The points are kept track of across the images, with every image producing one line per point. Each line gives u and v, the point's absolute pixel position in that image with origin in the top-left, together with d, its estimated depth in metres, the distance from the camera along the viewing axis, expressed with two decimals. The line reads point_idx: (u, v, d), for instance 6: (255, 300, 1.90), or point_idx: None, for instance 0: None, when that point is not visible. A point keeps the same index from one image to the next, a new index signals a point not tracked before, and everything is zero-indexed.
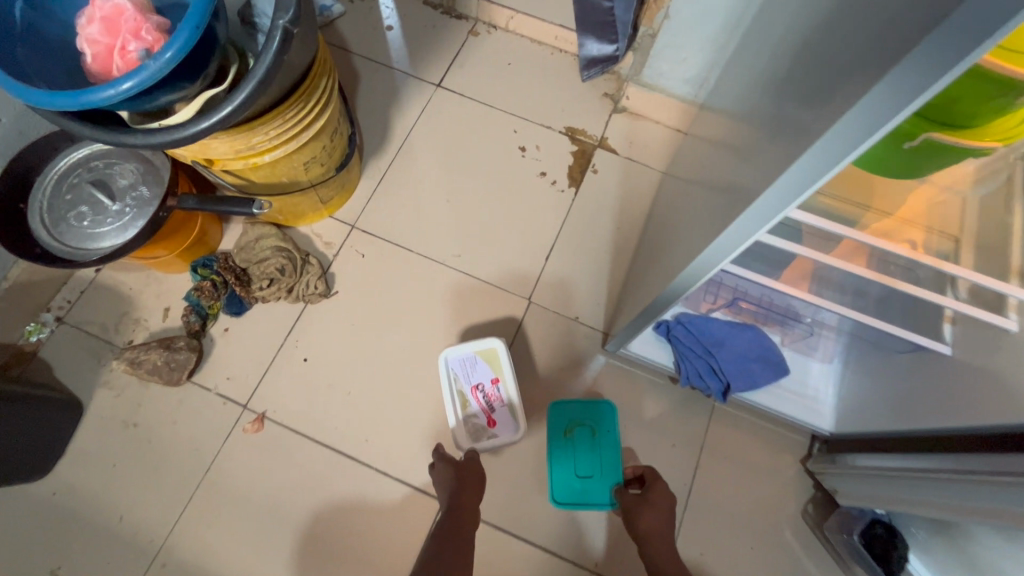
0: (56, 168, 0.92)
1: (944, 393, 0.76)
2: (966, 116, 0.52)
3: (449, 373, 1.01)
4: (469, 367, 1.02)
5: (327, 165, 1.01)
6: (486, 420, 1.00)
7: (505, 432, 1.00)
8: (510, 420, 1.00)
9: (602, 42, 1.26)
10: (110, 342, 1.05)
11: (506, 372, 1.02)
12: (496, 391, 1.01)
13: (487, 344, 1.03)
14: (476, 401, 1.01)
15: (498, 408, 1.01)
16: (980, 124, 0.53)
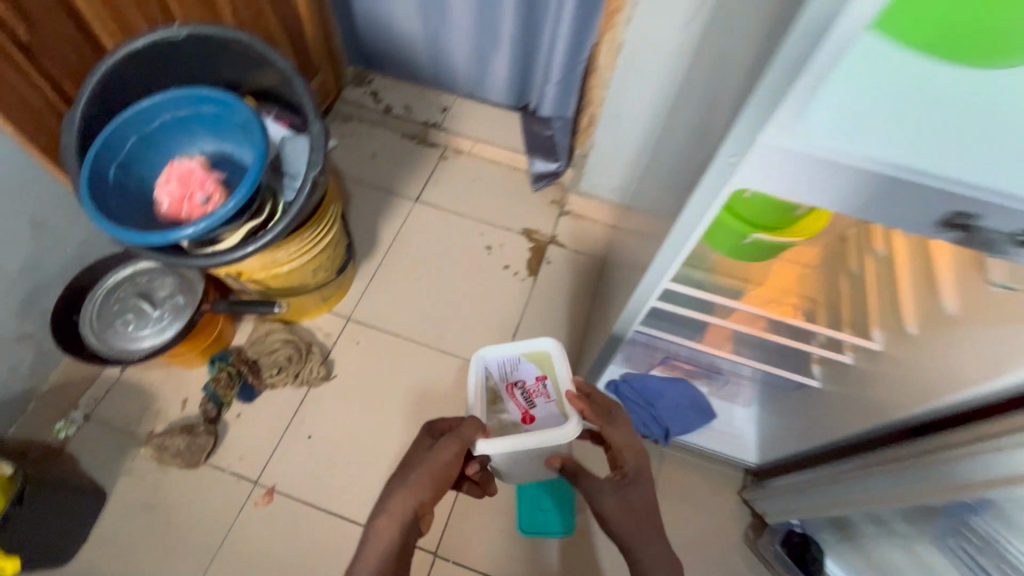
0: (106, 283, 1.12)
1: (822, 417, 0.98)
2: (775, 222, 0.81)
3: (485, 372, 0.92)
4: (510, 366, 0.92)
5: (330, 270, 1.24)
6: (522, 416, 0.88)
7: (546, 428, 0.87)
8: (554, 415, 0.88)
9: (547, 161, 1.61)
10: (132, 432, 1.18)
11: (557, 371, 0.91)
12: (540, 386, 0.91)
13: (537, 345, 0.93)
14: (513, 397, 0.91)
15: (539, 405, 0.89)
16: (786, 226, 0.83)
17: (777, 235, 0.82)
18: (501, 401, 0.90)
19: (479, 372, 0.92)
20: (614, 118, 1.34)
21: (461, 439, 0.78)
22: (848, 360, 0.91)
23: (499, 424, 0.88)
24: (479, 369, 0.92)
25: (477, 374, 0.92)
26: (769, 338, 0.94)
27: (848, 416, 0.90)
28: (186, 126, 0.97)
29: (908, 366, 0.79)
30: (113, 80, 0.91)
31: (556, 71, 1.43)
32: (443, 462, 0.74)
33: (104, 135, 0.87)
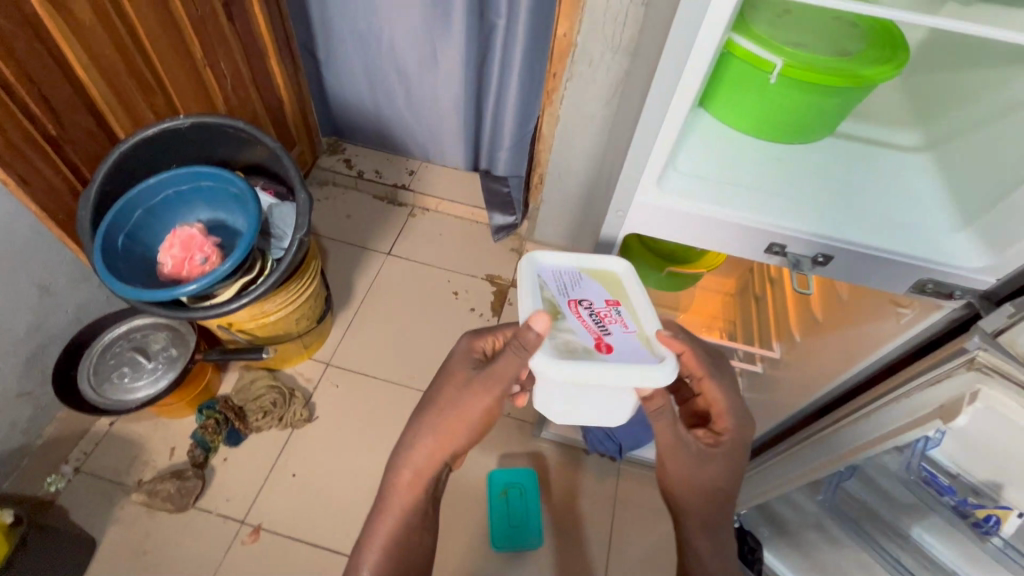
0: (102, 340, 1.21)
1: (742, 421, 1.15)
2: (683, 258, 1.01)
3: (545, 281, 0.75)
4: (570, 282, 0.76)
5: (311, 319, 1.37)
6: (595, 340, 0.69)
7: (631, 361, 0.67)
8: (635, 347, 0.69)
9: (505, 214, 1.82)
10: (122, 482, 1.25)
11: (631, 296, 0.76)
12: (610, 311, 0.73)
13: (604, 266, 0.78)
14: (577, 317, 0.72)
15: (612, 330, 0.71)
16: (692, 260, 1.02)
17: (685, 268, 1.01)
18: (563, 316, 0.71)
19: (537, 280, 0.73)
20: (558, 176, 1.56)
21: (498, 378, 0.75)
22: (759, 369, 1.09)
23: (563, 346, 0.68)
24: (536, 276, 0.74)
25: (532, 279, 0.74)
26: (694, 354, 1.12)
27: (763, 416, 1.06)
28: (185, 198, 1.12)
29: (797, 367, 0.97)
30: (124, 163, 1.06)
31: (508, 139, 1.68)
32: (476, 405, 0.78)
33: (116, 209, 1.02)
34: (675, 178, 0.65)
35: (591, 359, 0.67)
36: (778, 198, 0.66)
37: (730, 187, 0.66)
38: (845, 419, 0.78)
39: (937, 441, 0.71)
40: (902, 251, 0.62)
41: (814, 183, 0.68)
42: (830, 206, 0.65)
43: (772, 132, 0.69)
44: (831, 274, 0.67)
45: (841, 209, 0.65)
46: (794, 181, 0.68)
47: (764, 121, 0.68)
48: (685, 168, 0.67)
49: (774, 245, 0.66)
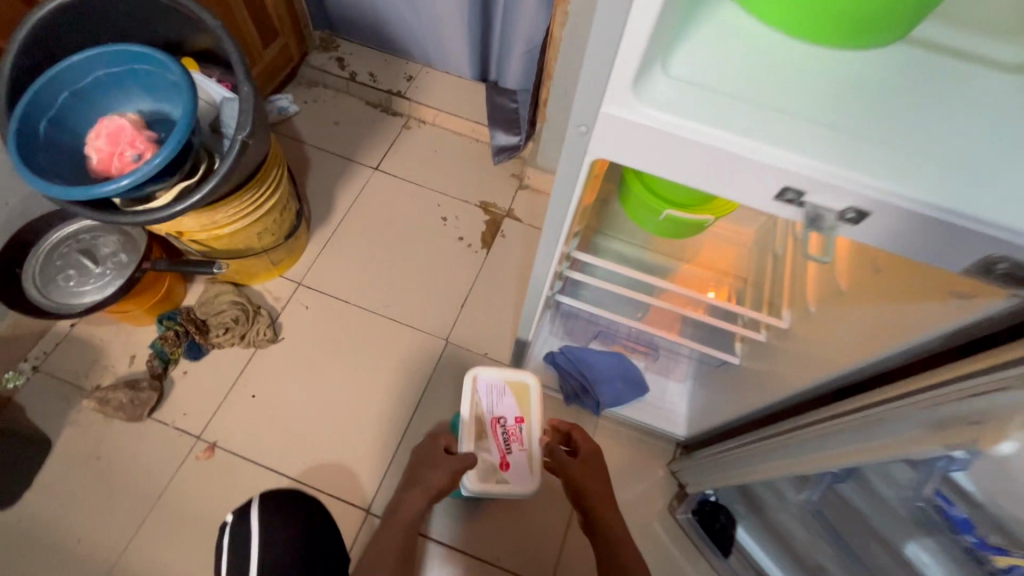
0: (50, 240, 1.13)
1: (736, 393, 1.02)
2: (688, 200, 0.82)
3: (474, 403, 0.99)
4: (497, 396, 1.00)
5: (277, 234, 1.26)
6: (500, 462, 0.96)
7: (519, 482, 0.96)
8: (526, 468, 0.97)
9: (509, 134, 1.60)
10: (79, 385, 1.21)
11: (533, 410, 0.99)
12: (516, 431, 0.98)
13: (522, 376, 1.02)
14: (494, 434, 0.97)
15: (514, 448, 0.97)
16: (697, 203, 0.83)
17: (687, 212, 0.84)
18: (485, 436, 0.97)
19: (468, 410, 0.98)
20: (566, 92, 1.32)
21: (464, 459, 0.92)
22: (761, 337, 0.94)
23: (482, 472, 0.96)
24: (473, 395, 0.99)
25: (470, 400, 0.99)
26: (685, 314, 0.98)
27: (757, 389, 0.92)
28: (121, 82, 0.98)
29: (805, 345, 0.82)
30: (43, 34, 0.91)
31: (520, 44, 1.44)
32: (452, 473, 0.91)
33: (32, 88, 0.88)
34: (662, 84, 0.47)
35: (495, 480, 0.96)
36: (812, 123, 0.46)
37: (741, 102, 0.46)
38: (862, 413, 0.64)
39: (962, 464, 0.54)
40: (969, 211, 0.44)
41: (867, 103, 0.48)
42: (884, 139, 0.46)
43: (823, 33, 0.49)
44: (863, 235, 0.50)
45: (898, 143, 0.46)
46: (838, 98, 0.48)
47: (812, 12, 0.47)
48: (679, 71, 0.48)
49: (790, 191, 0.48)
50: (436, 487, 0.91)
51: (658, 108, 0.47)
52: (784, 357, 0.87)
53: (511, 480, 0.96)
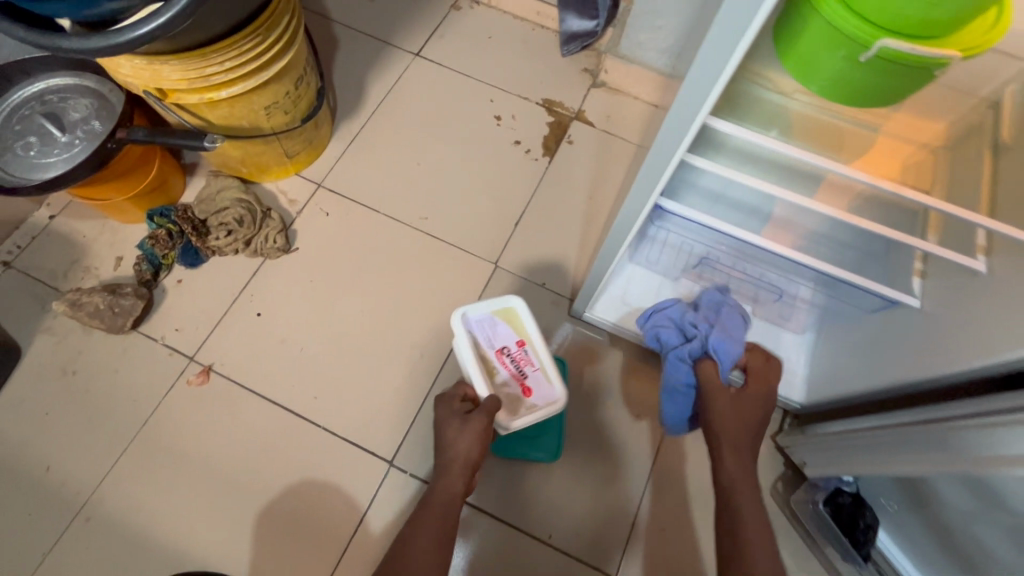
0: (9, 100, 0.90)
1: (908, 346, 0.72)
2: (919, 17, 0.50)
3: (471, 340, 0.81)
4: (488, 330, 0.83)
5: (291, 114, 0.99)
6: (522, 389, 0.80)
7: (547, 401, 0.80)
8: (549, 383, 0.80)
9: (582, 18, 1.25)
10: (57, 288, 1.01)
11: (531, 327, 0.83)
12: (523, 351, 0.82)
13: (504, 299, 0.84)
14: (502, 367, 0.81)
15: (530, 371, 0.81)
16: (932, 28, 0.51)
17: (916, 45, 0.51)
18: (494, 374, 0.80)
19: (466, 351, 0.79)
20: None
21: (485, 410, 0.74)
22: (982, 266, 0.62)
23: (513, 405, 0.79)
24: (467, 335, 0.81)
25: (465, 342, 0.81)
26: (862, 223, 0.65)
27: (986, 340, 0.60)
28: None
29: None
30: None
31: None
32: (479, 439, 0.74)
33: None
34: None
35: (523, 410, 0.79)
36: None
37: None
38: None
39: None
40: None
41: None
42: None
43: None
44: None
45: None
46: None
47: None
48: None
49: None
50: (472, 457, 0.75)
51: None
52: None
53: (537, 402, 0.80)
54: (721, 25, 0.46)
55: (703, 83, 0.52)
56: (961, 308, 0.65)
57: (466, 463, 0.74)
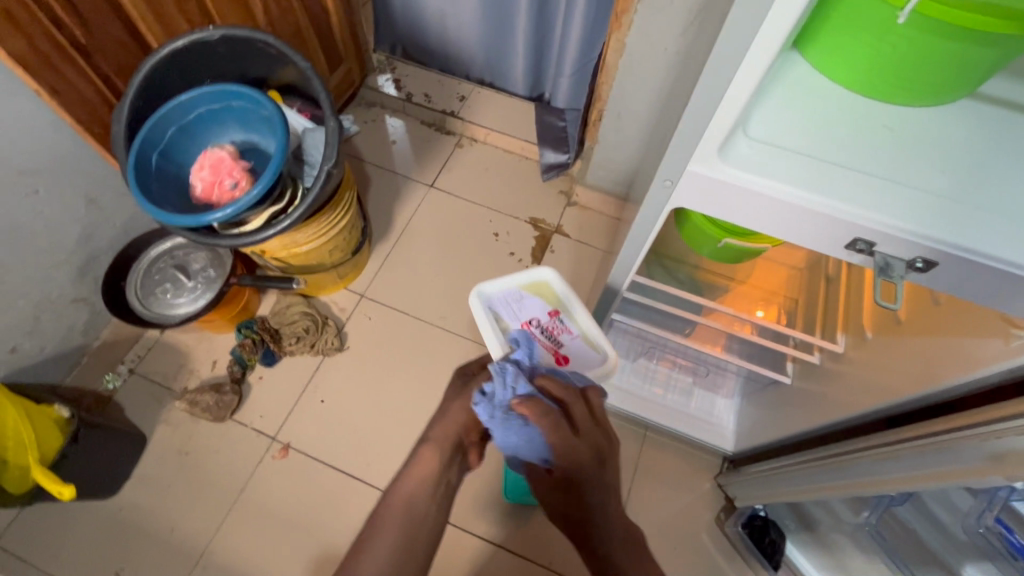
0: (148, 256, 1.26)
1: (784, 409, 1.06)
2: (745, 229, 0.82)
3: (494, 313, 0.84)
4: (516, 304, 0.86)
5: (346, 251, 1.35)
6: (554, 362, 0.81)
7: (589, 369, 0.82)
8: (587, 353, 0.83)
9: (557, 152, 1.65)
10: (169, 387, 1.33)
11: (564, 300, 0.86)
12: (557, 323, 0.84)
13: (536, 276, 0.88)
14: (533, 339, 0.83)
15: (566, 339, 0.83)
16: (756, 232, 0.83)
17: (745, 242, 0.84)
18: None
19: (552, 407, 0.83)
20: (618, 115, 1.35)
21: (493, 380, 0.81)
22: (816, 360, 0.96)
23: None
24: (488, 314, 0.84)
25: (486, 320, 0.83)
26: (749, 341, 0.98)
27: (817, 409, 0.93)
28: (219, 117, 1.09)
29: (860, 369, 0.85)
30: (156, 79, 1.03)
31: (569, 65, 1.50)
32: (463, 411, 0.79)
33: (148, 126, 0.99)
34: (744, 146, 0.53)
35: None
36: (888, 185, 0.51)
37: (825, 173, 0.51)
38: (936, 435, 0.64)
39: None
40: (1022, 262, 0.48)
41: (917, 156, 0.52)
42: (935, 194, 0.50)
43: (886, 91, 0.53)
44: (925, 278, 0.54)
45: (968, 203, 0.50)
46: (901, 159, 0.52)
47: (883, 74, 0.52)
48: (758, 133, 0.53)
49: (859, 241, 0.52)
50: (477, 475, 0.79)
51: (744, 170, 0.52)
52: (841, 380, 0.89)
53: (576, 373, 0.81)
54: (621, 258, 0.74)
55: (620, 269, 0.78)
56: (809, 387, 0.99)
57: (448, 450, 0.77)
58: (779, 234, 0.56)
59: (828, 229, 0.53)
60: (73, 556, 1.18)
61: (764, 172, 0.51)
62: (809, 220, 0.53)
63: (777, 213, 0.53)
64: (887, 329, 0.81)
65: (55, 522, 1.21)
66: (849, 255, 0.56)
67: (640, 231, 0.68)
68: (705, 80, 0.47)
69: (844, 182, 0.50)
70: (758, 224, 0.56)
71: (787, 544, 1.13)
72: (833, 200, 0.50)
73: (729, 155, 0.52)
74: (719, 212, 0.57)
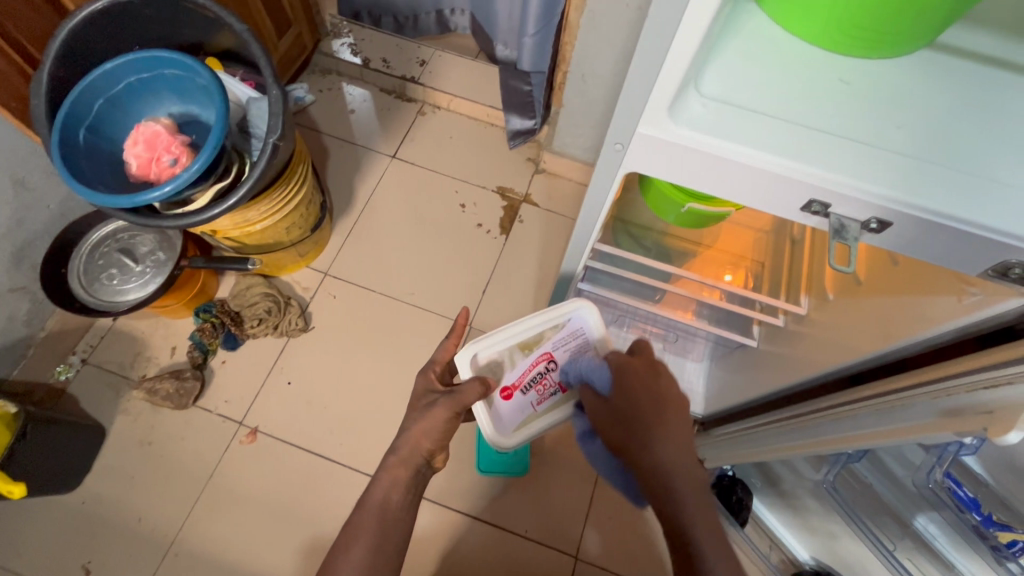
0: (90, 240, 1.19)
1: (750, 372, 1.07)
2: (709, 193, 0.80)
3: (554, 328, 0.86)
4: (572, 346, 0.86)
5: (304, 228, 1.29)
6: (508, 387, 0.84)
7: (498, 417, 0.84)
8: (517, 415, 0.85)
9: (524, 118, 1.58)
10: (126, 376, 1.28)
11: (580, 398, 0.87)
12: (549, 390, 0.85)
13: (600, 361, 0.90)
14: (529, 366, 0.85)
15: (529, 395, 0.85)
16: (722, 196, 0.80)
17: (710, 206, 0.81)
18: (525, 354, 0.85)
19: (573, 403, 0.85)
20: (582, 77, 1.30)
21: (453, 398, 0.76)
22: (781, 323, 0.97)
23: (487, 364, 0.85)
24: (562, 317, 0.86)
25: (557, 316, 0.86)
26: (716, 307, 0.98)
27: (782, 370, 0.93)
28: (151, 88, 1.01)
29: (821, 330, 0.85)
30: (76, 45, 0.94)
31: (532, 22, 1.36)
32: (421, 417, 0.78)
33: (70, 98, 0.91)
34: (696, 105, 0.50)
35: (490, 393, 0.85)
36: (845, 142, 0.49)
37: (779, 132, 0.49)
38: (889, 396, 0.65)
39: (972, 448, 0.59)
40: (974, 219, 0.47)
41: (872, 111, 0.50)
42: (890, 150, 0.49)
43: (840, 43, 0.51)
44: (879, 238, 0.53)
45: (924, 158, 0.49)
46: (857, 114, 0.50)
47: (838, 26, 0.49)
48: (709, 91, 0.50)
49: (815, 203, 0.51)
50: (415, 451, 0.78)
51: (695, 131, 0.50)
52: (803, 341, 0.90)
53: (496, 408, 0.84)
54: (580, 226, 0.72)
55: (582, 237, 0.76)
56: (773, 350, 1.00)
57: (411, 455, 0.76)
58: (734, 198, 0.55)
59: (783, 192, 0.51)
60: (35, 554, 1.15)
61: (718, 132, 0.49)
62: (764, 182, 0.51)
63: (731, 175, 0.51)
64: (847, 290, 0.81)
65: (12, 520, 1.17)
66: (805, 217, 0.54)
67: (592, 200, 0.66)
68: (649, 34, 0.44)
69: (799, 141, 0.48)
70: (712, 188, 0.54)
71: (754, 501, 1.15)
72: (787, 162, 0.48)
73: (682, 116, 0.50)
74: (671, 177, 0.55)
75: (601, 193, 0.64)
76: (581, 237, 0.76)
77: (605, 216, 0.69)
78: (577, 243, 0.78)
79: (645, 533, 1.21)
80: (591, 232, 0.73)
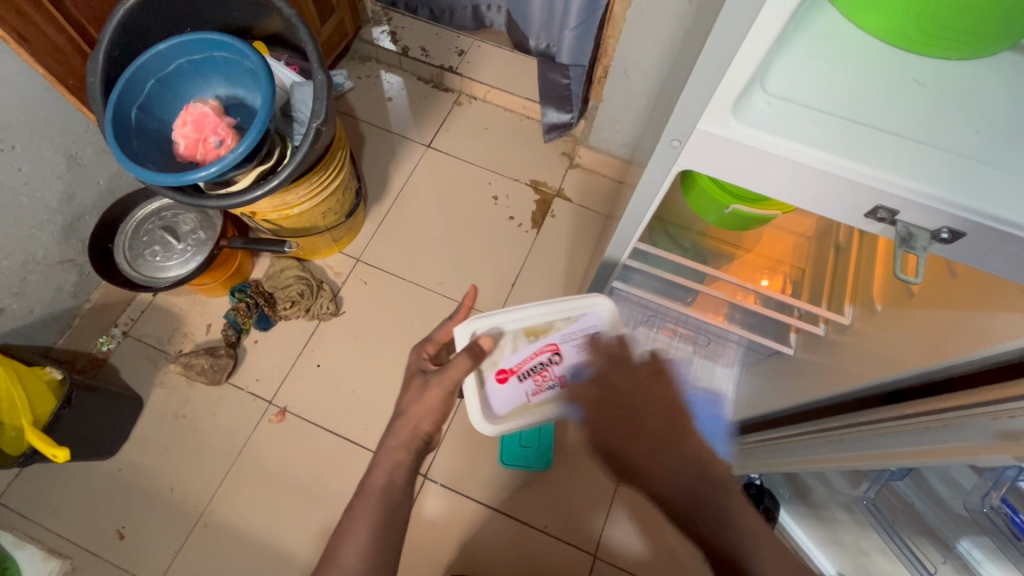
0: (135, 216, 1.23)
1: (783, 381, 1.04)
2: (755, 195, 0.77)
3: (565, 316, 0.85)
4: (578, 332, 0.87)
5: (339, 213, 1.30)
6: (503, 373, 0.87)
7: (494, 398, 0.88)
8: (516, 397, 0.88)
9: (560, 111, 1.56)
10: (164, 350, 1.32)
11: None
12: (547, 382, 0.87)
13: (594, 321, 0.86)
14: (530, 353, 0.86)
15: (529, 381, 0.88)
16: (767, 198, 0.78)
17: (756, 208, 0.79)
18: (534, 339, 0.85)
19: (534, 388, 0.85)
20: (625, 72, 1.28)
21: None
22: (821, 331, 0.94)
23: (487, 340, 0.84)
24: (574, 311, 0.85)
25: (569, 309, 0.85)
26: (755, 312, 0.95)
27: (819, 382, 0.90)
28: (200, 69, 1.03)
29: (866, 342, 0.82)
30: (132, 24, 0.96)
31: (574, 16, 1.35)
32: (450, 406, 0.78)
33: (124, 77, 0.93)
34: (760, 103, 0.48)
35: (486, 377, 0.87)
36: (920, 145, 0.46)
37: (849, 134, 0.47)
38: (941, 414, 0.63)
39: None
40: None
41: (949, 114, 0.48)
42: (968, 155, 0.46)
43: (917, 42, 0.48)
44: (948, 249, 0.51)
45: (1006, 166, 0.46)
46: (933, 117, 0.48)
47: (917, 25, 0.46)
48: (776, 89, 0.48)
49: (881, 208, 0.49)
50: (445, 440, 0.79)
51: (757, 129, 0.48)
52: (845, 352, 0.87)
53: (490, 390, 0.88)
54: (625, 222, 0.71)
55: (624, 237, 0.75)
56: (809, 359, 0.97)
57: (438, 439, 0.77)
58: (793, 202, 0.53)
59: (849, 196, 0.49)
60: (74, 516, 1.19)
61: (783, 132, 0.47)
62: (829, 184, 0.49)
63: (795, 176, 0.50)
64: (897, 302, 0.78)
65: (54, 482, 1.22)
66: (869, 224, 0.52)
67: (639, 197, 0.65)
68: (718, 29, 0.43)
69: (872, 143, 0.46)
70: (772, 189, 0.53)
71: (781, 512, 1.11)
72: (856, 166, 0.46)
73: (746, 114, 0.49)
74: (729, 177, 0.54)
75: (651, 190, 0.63)
76: (624, 235, 0.75)
77: (651, 215, 0.68)
78: (618, 240, 0.77)
79: (665, 535, 1.19)
80: (635, 230, 0.71)
